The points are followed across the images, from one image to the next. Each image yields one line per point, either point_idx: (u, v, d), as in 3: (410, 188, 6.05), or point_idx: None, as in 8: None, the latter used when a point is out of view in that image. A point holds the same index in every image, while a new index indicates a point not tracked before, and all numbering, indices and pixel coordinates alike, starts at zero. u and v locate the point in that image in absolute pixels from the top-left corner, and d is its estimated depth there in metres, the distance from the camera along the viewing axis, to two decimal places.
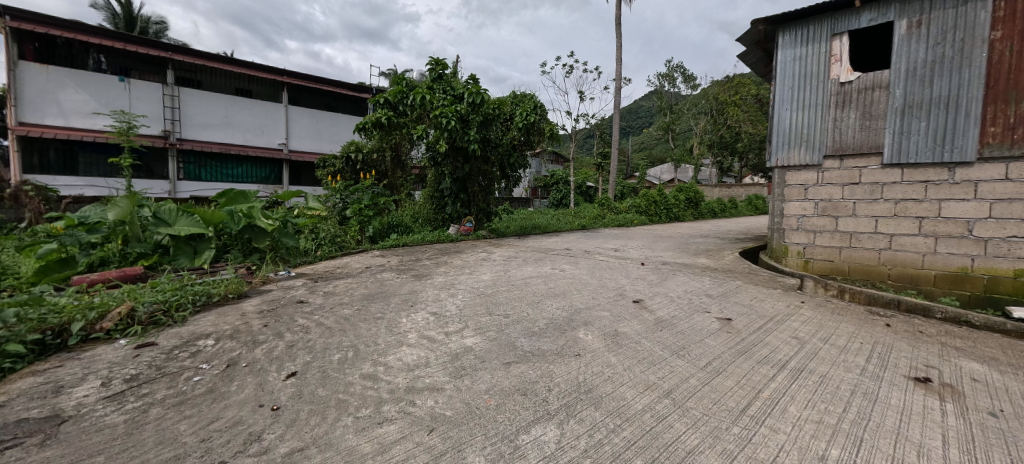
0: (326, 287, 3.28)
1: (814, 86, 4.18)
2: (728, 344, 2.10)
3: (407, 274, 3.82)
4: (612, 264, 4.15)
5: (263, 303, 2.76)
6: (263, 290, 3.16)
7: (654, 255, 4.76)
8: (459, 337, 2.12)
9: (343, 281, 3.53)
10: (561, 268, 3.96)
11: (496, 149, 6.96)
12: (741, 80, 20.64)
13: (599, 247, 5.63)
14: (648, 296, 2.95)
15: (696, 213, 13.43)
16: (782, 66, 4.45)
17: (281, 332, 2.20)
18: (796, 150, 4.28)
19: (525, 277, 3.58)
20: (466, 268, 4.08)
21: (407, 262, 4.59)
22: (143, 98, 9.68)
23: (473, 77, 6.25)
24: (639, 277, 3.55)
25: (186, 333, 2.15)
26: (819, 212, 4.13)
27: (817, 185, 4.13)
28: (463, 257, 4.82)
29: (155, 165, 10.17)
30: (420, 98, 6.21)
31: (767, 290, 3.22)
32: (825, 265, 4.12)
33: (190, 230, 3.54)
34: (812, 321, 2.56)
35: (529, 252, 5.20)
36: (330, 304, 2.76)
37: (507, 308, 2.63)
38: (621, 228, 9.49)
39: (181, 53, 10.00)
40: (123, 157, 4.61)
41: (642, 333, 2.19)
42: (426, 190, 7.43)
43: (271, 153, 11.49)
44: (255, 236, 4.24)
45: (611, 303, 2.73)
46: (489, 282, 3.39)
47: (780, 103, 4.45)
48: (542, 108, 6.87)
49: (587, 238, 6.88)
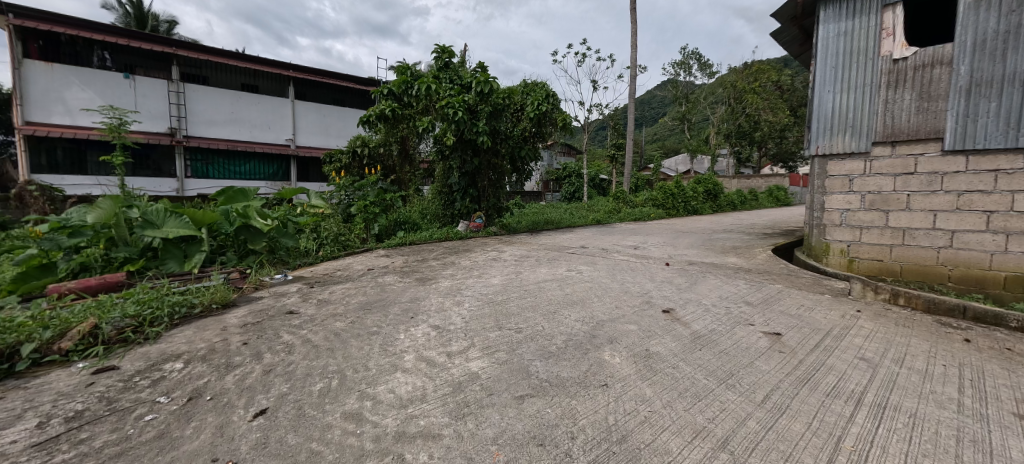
0: (321, 294, 3.02)
1: (862, 64, 3.67)
2: (782, 368, 1.75)
3: (411, 277, 3.54)
4: (634, 265, 3.79)
5: (249, 315, 2.52)
6: (253, 298, 2.92)
7: (678, 253, 4.37)
8: (463, 360, 1.82)
9: (341, 286, 3.27)
10: (578, 270, 3.63)
11: (506, 141, 6.64)
12: (761, 66, 19.71)
13: (617, 244, 5.25)
14: (679, 304, 2.60)
15: (715, 206, 12.87)
16: (823, 43, 3.92)
17: (261, 353, 1.94)
18: (840, 136, 3.79)
19: (539, 280, 3.26)
20: (475, 270, 3.78)
21: (412, 263, 4.31)
22: (149, 95, 9.64)
23: (481, 65, 5.88)
24: (664, 280, 3.20)
25: (154, 355, 1.92)
26: (866, 206, 3.65)
27: (863, 175, 3.66)
28: (472, 257, 4.53)
29: (163, 163, 10.14)
30: (425, 88, 5.86)
31: (815, 296, 2.83)
32: (873, 265, 3.66)
33: (179, 232, 3.34)
34: (877, 337, 2.17)
35: (542, 250, 4.88)
36: (323, 315, 2.50)
37: (520, 320, 2.33)
38: (638, 223, 9.06)
39: (184, 49, 9.84)
40: (115, 154, 4.46)
41: (677, 354, 1.87)
42: (434, 185, 7.13)
43: (278, 149, 11.35)
44: (251, 237, 4.01)
45: (636, 314, 2.40)
46: (500, 287, 3.09)
47: (820, 84, 3.95)
48: (554, 96, 6.46)
49: (603, 234, 6.50)
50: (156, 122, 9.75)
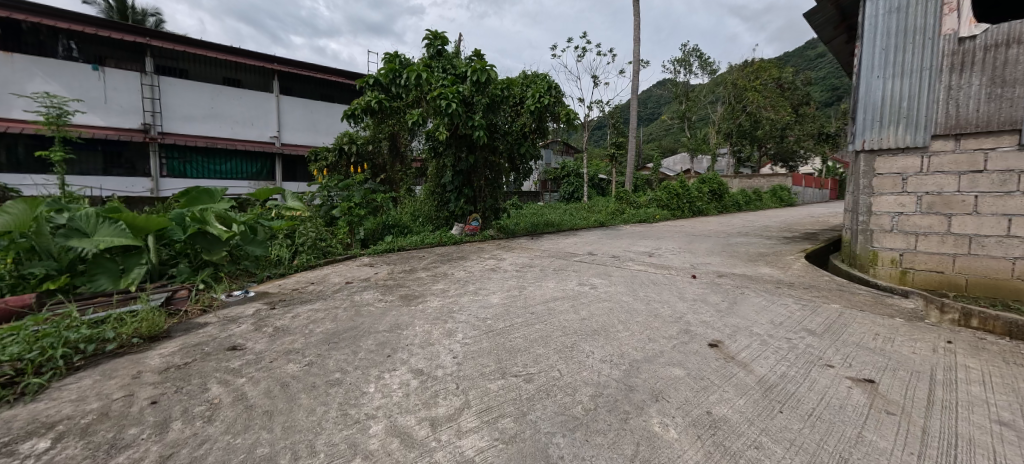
0: (281, 319, 2.46)
1: (918, 45, 3.12)
2: (909, 448, 1.22)
3: (395, 294, 2.98)
4: (655, 277, 3.26)
5: (178, 353, 1.95)
6: (194, 325, 2.36)
7: (701, 263, 3.85)
8: (453, 435, 1.27)
9: (308, 307, 2.70)
10: (591, 284, 3.08)
11: (504, 137, 6.11)
12: (762, 64, 19.27)
13: (629, 251, 4.73)
14: (727, 335, 2.06)
15: (720, 206, 12.46)
16: (871, 22, 3.40)
17: (168, 422, 1.38)
18: (891, 128, 3.25)
19: (547, 299, 2.72)
20: (470, 284, 3.25)
21: (398, 274, 3.76)
22: (120, 88, 8.98)
23: (477, 52, 5.30)
24: (697, 298, 2.67)
25: (16, 426, 1.37)
26: (923, 209, 3.11)
27: (920, 174, 3.12)
28: (467, 266, 3.99)
29: (138, 161, 9.53)
30: (415, 76, 5.23)
31: (885, 322, 2.32)
32: (931, 278, 3.13)
33: (115, 242, 2.81)
34: (998, 384, 1.65)
35: (545, 258, 4.36)
36: (274, 352, 1.93)
37: (530, 360, 1.80)
38: (644, 225, 8.57)
39: (159, 39, 9.18)
40: (53, 149, 3.90)
41: (753, 422, 1.33)
42: (426, 185, 6.60)
43: (261, 147, 10.71)
44: (207, 246, 3.44)
45: (678, 351, 1.86)
46: (501, 308, 2.54)
47: (867, 69, 3.43)
48: (557, 88, 5.94)
49: (611, 238, 5.99)
50: (128, 118, 9.10)
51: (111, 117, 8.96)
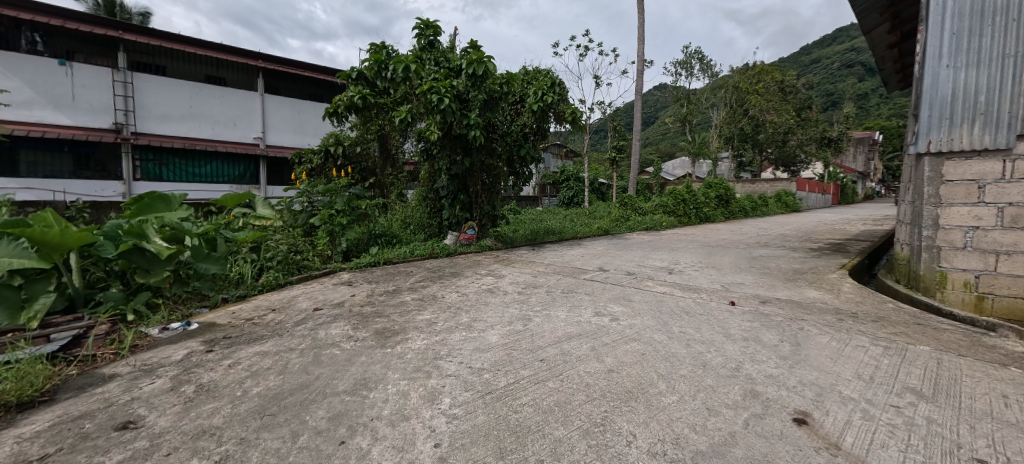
0: (212, 370, 1.86)
1: (999, 27, 2.60)
2: None
3: (368, 328, 2.40)
4: (686, 304, 2.72)
5: (41, 437, 1.37)
6: (92, 382, 1.77)
7: (733, 283, 3.31)
8: None
9: (255, 348, 2.11)
10: (611, 315, 2.51)
11: (503, 137, 5.56)
12: (763, 67, 19.03)
13: (644, 266, 4.20)
14: (812, 402, 1.50)
15: (726, 213, 12.02)
16: (939, 1, 2.88)
17: None
18: (965, 126, 2.72)
19: (560, 338, 2.15)
20: (464, 312, 2.67)
21: (378, 297, 3.18)
22: (89, 85, 8.38)
23: (472, 42, 4.76)
24: (749, 338, 2.10)
25: None
26: (1007, 224, 2.55)
27: (1003, 181, 2.56)
28: (460, 287, 3.42)
29: (110, 163, 8.92)
30: (403, 68, 4.68)
31: (1002, 373, 1.77)
32: (1018, 306, 2.54)
33: (12, 266, 2.20)
34: None
35: (550, 275, 3.79)
36: (175, 436, 1.33)
37: (547, 451, 1.21)
38: (651, 233, 8.07)
39: (132, 33, 8.60)
40: None
41: None
42: (418, 190, 6.09)
43: (244, 148, 10.10)
44: (145, 265, 2.84)
45: (756, 435, 1.30)
46: (502, 353, 1.97)
47: (934, 57, 2.90)
48: (561, 84, 5.41)
49: (621, 250, 5.45)
50: (98, 116, 8.50)
51: (79, 116, 8.36)
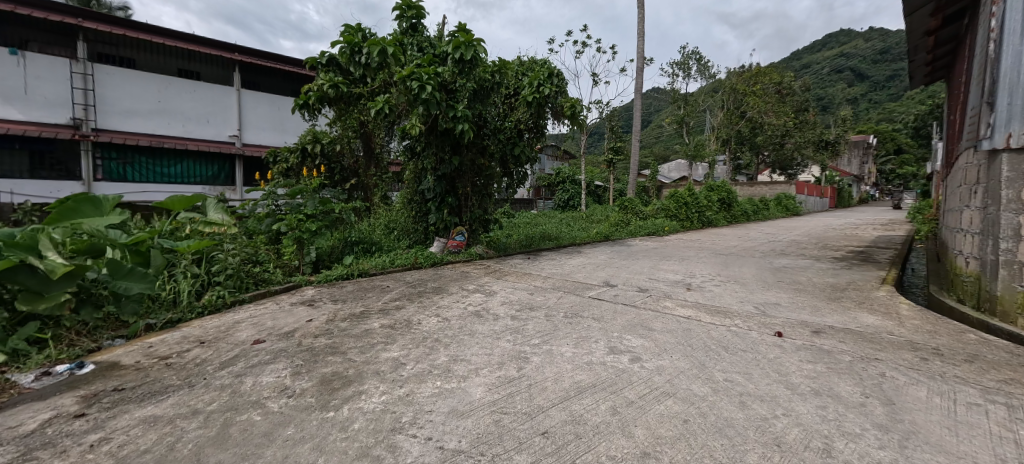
0: (59, 456, 1.25)
1: None
2: None
3: (313, 375, 1.81)
4: (721, 337, 2.17)
5: None
6: None
7: (768, 304, 2.77)
8: None
9: (146, 411, 1.51)
10: (631, 354, 1.96)
11: (496, 134, 5.02)
12: (760, 69, 18.76)
13: (657, 280, 3.65)
14: None
15: (728, 216, 11.60)
16: None
17: None
18: None
19: (567, 393, 1.59)
20: (443, 348, 2.10)
21: (338, 323, 2.59)
22: (45, 76, 7.70)
23: (459, 24, 4.19)
24: (822, 392, 1.56)
25: None
26: None
27: None
28: (442, 309, 2.84)
29: (68, 162, 8.21)
30: (380, 52, 4.09)
31: None
32: None
33: None
34: None
35: (549, 293, 3.23)
36: None
37: None
38: (653, 239, 7.60)
39: (93, 21, 7.91)
40: None
41: None
42: (402, 192, 5.52)
43: (219, 147, 9.42)
44: (36, 287, 2.22)
45: None
46: (488, 422, 1.40)
47: (1013, 35, 2.41)
48: (558, 73, 4.88)
49: (626, 259, 4.92)
50: (55, 111, 7.80)
51: (33, 111, 7.65)
